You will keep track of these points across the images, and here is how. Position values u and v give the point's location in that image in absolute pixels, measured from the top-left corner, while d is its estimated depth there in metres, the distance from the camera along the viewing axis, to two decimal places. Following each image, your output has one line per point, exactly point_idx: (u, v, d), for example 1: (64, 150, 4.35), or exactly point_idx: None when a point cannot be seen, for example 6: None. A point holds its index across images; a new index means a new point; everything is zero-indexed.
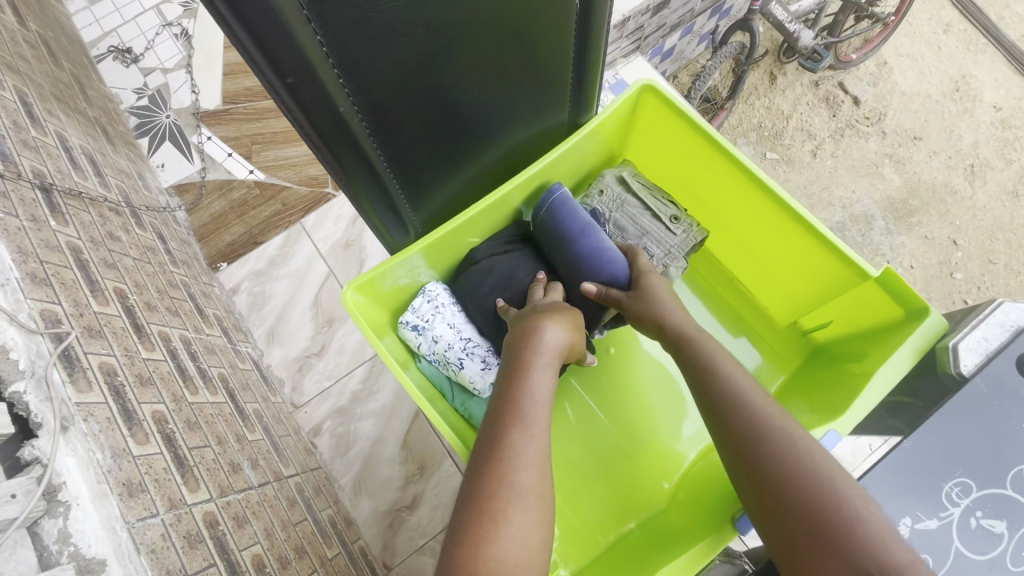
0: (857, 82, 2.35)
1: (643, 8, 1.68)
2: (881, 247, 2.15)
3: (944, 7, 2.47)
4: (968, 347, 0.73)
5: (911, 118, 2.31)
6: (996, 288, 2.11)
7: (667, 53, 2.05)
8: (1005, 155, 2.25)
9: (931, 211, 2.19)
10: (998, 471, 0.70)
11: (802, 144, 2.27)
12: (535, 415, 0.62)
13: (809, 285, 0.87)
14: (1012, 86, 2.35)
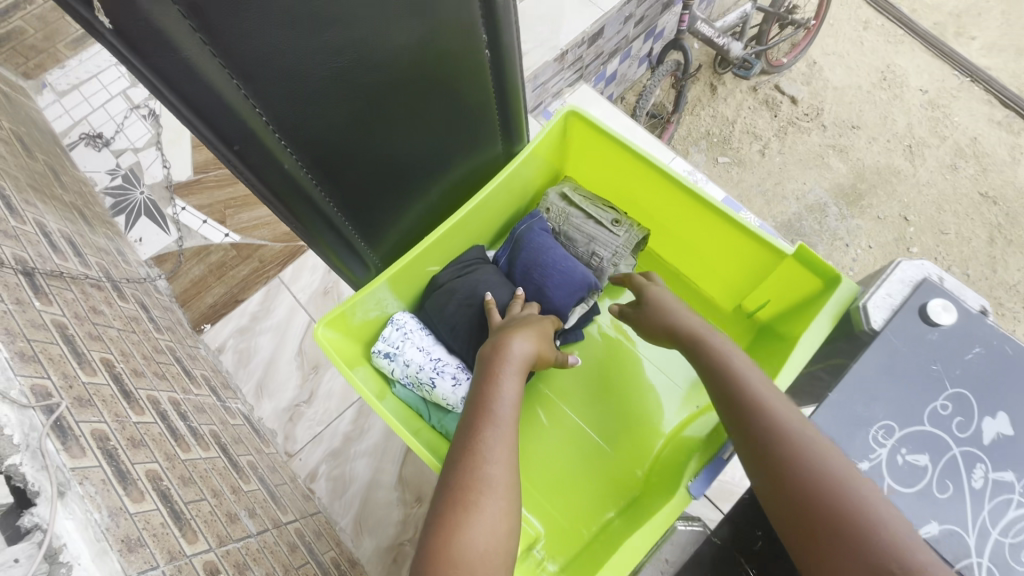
0: (793, 83, 2.51)
1: (579, 40, 1.82)
2: (838, 232, 2.25)
3: (860, 6, 2.66)
4: (876, 305, 0.76)
5: (846, 109, 2.46)
6: (952, 255, 2.21)
7: (610, 78, 2.20)
8: (939, 133, 2.40)
9: (879, 192, 2.31)
10: (913, 410, 0.71)
11: (750, 146, 2.40)
12: (501, 413, 0.68)
13: (742, 271, 0.95)
14: (934, 69, 2.52)
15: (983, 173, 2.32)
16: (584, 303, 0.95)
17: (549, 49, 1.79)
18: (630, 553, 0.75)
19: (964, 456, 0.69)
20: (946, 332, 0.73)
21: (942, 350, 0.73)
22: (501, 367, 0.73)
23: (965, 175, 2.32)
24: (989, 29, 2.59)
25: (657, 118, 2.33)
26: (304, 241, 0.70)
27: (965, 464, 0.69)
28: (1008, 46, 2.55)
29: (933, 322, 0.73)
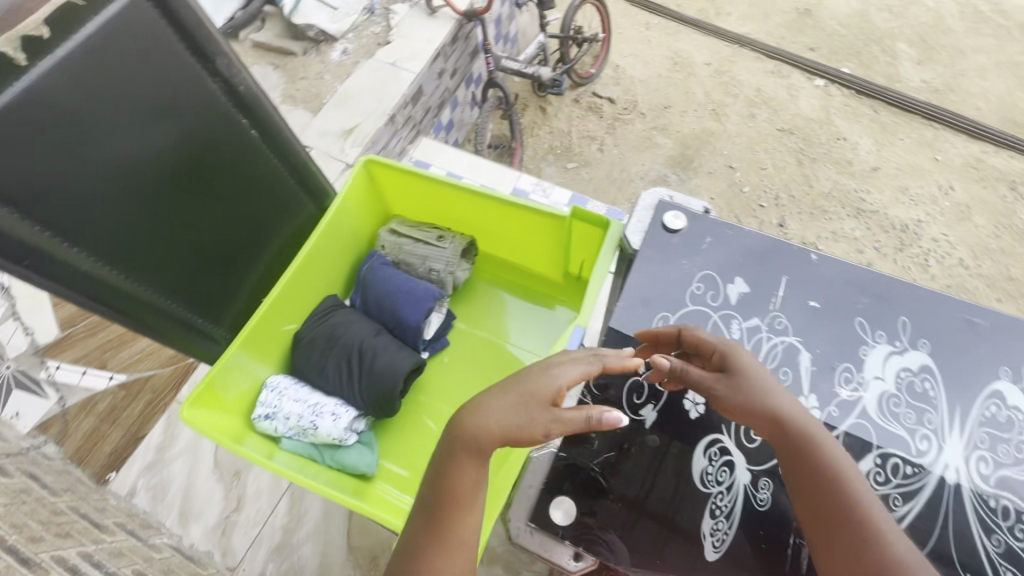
0: (607, 86, 2.88)
1: (402, 103, 2.02)
2: (684, 194, 2.57)
3: (638, 13, 3.13)
4: (632, 232, 1.21)
5: (655, 95, 2.85)
6: (777, 183, 2.58)
7: (448, 126, 2.43)
8: (731, 93, 2.84)
9: (704, 153, 2.67)
10: (679, 298, 1.09)
11: (589, 147, 2.71)
12: (459, 502, 0.80)
13: (545, 240, 1.24)
14: (710, 45, 3.00)
15: (775, 113, 2.76)
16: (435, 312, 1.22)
17: (378, 117, 1.97)
18: (493, 506, 1.06)
19: (718, 320, 1.07)
20: (686, 242, 1.13)
21: (687, 253, 1.12)
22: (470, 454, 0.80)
23: (763, 119, 2.75)
24: (739, 3, 3.14)
25: (503, 147, 2.58)
26: (138, 326, 1.01)
27: (719, 324, 1.06)
28: (759, 12, 3.09)
29: (671, 231, 1.14)
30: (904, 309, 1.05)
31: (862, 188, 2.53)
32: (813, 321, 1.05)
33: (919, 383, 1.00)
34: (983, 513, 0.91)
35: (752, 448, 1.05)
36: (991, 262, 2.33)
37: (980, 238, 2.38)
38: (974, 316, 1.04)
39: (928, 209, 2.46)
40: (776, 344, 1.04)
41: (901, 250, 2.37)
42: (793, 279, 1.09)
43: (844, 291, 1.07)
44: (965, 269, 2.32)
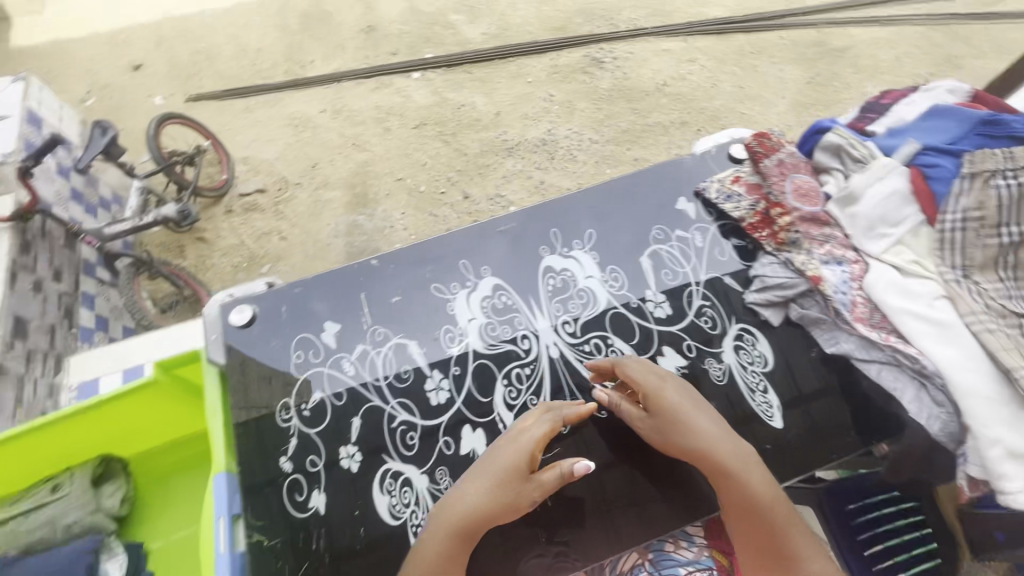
0: (249, 182, 2.77)
1: (5, 348, 1.60)
2: (379, 226, 2.65)
3: (231, 102, 3.05)
4: (215, 345, 1.13)
5: (297, 162, 2.84)
6: (442, 168, 2.81)
7: (102, 320, 2.04)
8: (358, 120, 2.96)
9: (372, 181, 2.77)
10: (286, 376, 1.11)
11: (272, 242, 2.61)
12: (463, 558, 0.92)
13: (155, 406, 1.31)
14: (313, 92, 3.07)
15: (402, 116, 2.97)
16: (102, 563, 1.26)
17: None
18: None
19: (324, 369, 1.12)
20: (253, 333, 1.14)
21: (275, 335, 1.14)
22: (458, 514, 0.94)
23: (396, 126, 2.94)
24: (312, 43, 3.23)
25: (182, 297, 2.28)
26: None
27: (326, 373, 1.12)
28: (333, 44, 3.22)
29: (246, 328, 1.13)
30: (461, 254, 1.22)
31: (499, 133, 2.90)
32: (398, 315, 1.16)
33: (499, 301, 1.18)
34: (583, 356, 1.13)
35: (414, 454, 1.07)
36: (608, 127, 2.90)
37: (591, 116, 2.93)
38: (505, 225, 1.24)
39: (549, 118, 2.94)
40: (383, 350, 1.13)
41: (552, 158, 2.81)
42: (373, 291, 1.18)
43: (418, 268, 1.20)
44: (597, 143, 2.85)
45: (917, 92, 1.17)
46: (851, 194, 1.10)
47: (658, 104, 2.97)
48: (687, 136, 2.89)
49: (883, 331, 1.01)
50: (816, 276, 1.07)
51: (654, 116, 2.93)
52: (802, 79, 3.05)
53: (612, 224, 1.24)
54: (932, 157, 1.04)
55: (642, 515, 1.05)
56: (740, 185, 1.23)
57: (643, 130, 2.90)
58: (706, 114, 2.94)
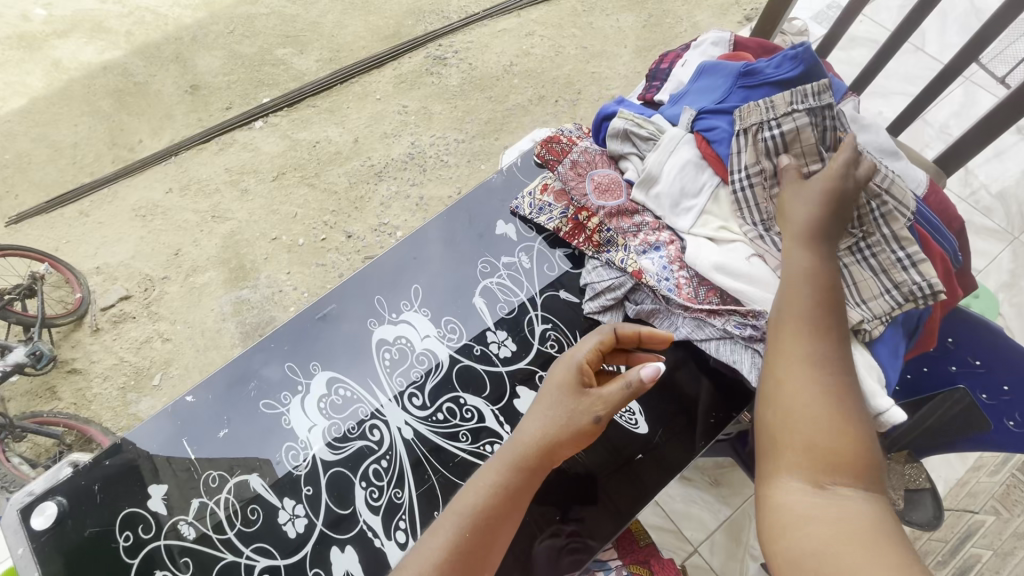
0: (109, 291, 2.47)
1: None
2: (267, 294, 2.47)
3: (57, 210, 2.68)
4: (24, 559, 0.85)
5: (156, 254, 2.56)
6: (316, 213, 2.63)
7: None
8: (210, 189, 2.70)
9: (245, 249, 2.56)
10: (114, 569, 0.88)
11: (155, 350, 2.38)
12: (488, 507, 0.75)
13: None
14: (150, 172, 2.76)
15: (257, 170, 2.74)
16: None
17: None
18: None
19: (161, 541, 0.90)
20: (60, 538, 0.88)
21: (85, 520, 0.89)
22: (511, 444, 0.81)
23: (254, 183, 2.71)
24: (131, 119, 2.89)
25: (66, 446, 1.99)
26: None
27: (162, 548, 0.89)
28: (156, 114, 2.89)
29: (42, 527, 0.87)
30: (283, 356, 1.04)
31: (364, 159, 2.75)
32: (235, 447, 0.97)
33: (335, 396, 1.02)
34: (438, 428, 0.99)
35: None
36: (470, 123, 2.83)
37: (450, 117, 2.85)
38: (322, 310, 1.08)
39: (409, 131, 2.82)
40: (224, 496, 0.93)
41: (424, 171, 2.72)
42: (199, 430, 0.98)
43: (254, 378, 1.02)
44: (463, 143, 2.79)
45: (687, 50, 1.11)
46: (649, 175, 0.96)
47: (512, 86, 2.93)
48: (549, 109, 2.86)
49: (711, 307, 0.90)
50: (636, 270, 0.94)
51: (512, 99, 2.89)
52: (637, 24, 3.10)
53: (427, 280, 1.11)
54: (707, 121, 0.96)
55: (576, 530, 0.92)
56: (548, 194, 1.11)
57: (505, 116, 2.85)
58: (560, 83, 2.93)
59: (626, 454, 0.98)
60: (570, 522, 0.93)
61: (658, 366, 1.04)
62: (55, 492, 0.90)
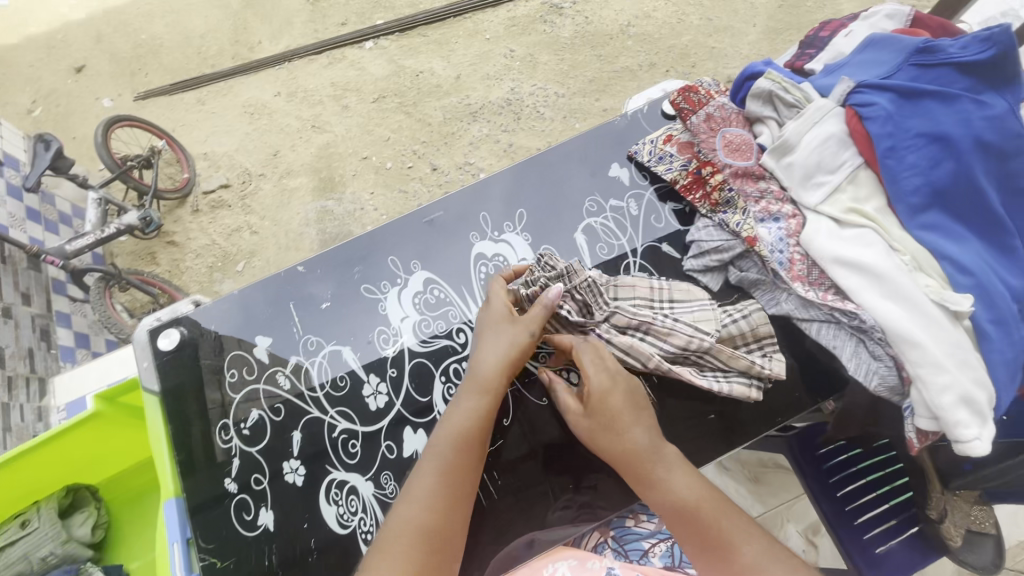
0: (213, 178, 2.67)
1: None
2: (350, 209, 2.58)
3: (181, 94, 2.88)
4: (143, 372, 0.84)
5: (255, 152, 2.71)
6: (407, 141, 2.69)
7: (83, 337, 1.99)
8: (315, 100, 2.81)
9: (336, 163, 2.67)
10: (215, 398, 0.85)
11: (243, 238, 2.57)
12: (468, 429, 0.77)
13: (95, 448, 0.97)
14: (264, 75, 2.89)
15: (360, 89, 2.81)
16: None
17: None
18: None
19: (258, 384, 0.86)
20: (176, 361, 0.86)
21: (197, 349, 0.87)
22: (467, 389, 0.80)
23: (355, 102, 2.78)
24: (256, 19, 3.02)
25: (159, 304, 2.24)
26: None
27: (258, 390, 0.86)
28: (278, 19, 3.01)
29: (165, 345, 0.86)
30: (388, 247, 0.93)
31: (461, 97, 2.76)
32: (340, 316, 0.89)
33: (430, 296, 0.92)
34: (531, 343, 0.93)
35: (358, 463, 0.84)
36: (574, 79, 2.76)
37: (554, 69, 2.79)
38: (429, 214, 0.94)
39: (511, 76, 2.79)
40: (292, 383, 0.86)
41: (519, 119, 2.71)
42: (280, 306, 0.90)
43: (344, 268, 0.92)
44: (562, 98, 2.73)
45: (855, 20, 1.00)
46: (785, 143, 0.82)
47: (625, 47, 2.80)
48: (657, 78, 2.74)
49: (820, 290, 0.78)
50: (750, 237, 0.81)
51: (622, 61, 2.78)
52: (773, 3, 2.85)
53: (554, 195, 0.96)
54: (868, 94, 0.80)
55: (587, 500, 0.88)
56: (671, 145, 0.92)
57: (610, 78, 2.75)
58: (674, 53, 2.78)
59: (689, 428, 0.87)
60: (580, 491, 0.88)
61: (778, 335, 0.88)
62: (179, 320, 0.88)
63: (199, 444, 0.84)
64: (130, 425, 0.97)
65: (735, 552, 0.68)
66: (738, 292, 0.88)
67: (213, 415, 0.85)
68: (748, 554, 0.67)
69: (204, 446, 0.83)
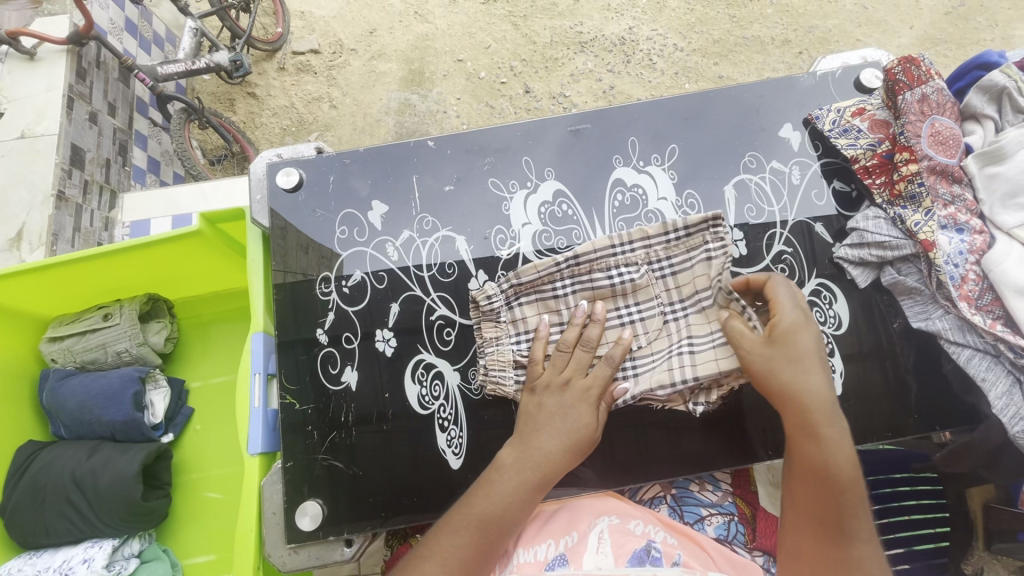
0: (305, 39, 1.91)
1: (65, 175, 1.21)
2: (430, 112, 1.80)
3: None
4: (257, 213, 0.77)
5: (350, 25, 1.90)
6: (507, 47, 1.85)
7: (155, 163, 1.58)
8: None
9: (431, 58, 1.85)
10: (329, 251, 0.76)
11: (293, 77, 1.89)
12: (512, 520, 0.59)
13: (185, 262, 0.89)
14: None
15: None
16: (153, 398, 0.89)
17: (41, 205, 1.17)
18: (245, 542, 0.63)
19: (374, 249, 0.76)
20: (297, 205, 0.77)
21: (320, 197, 0.77)
22: (531, 472, 0.60)
23: None
24: None
25: (229, 150, 1.80)
26: None
27: (371, 254, 0.76)
28: None
29: (289, 188, 0.77)
30: (526, 142, 0.78)
31: (573, 22, 1.84)
32: (463, 206, 0.76)
33: (559, 211, 0.75)
34: None
35: (452, 350, 0.73)
36: (698, 35, 1.81)
37: (680, 18, 1.82)
38: (579, 121, 0.78)
39: (631, 13, 1.83)
40: (364, 274, 0.75)
41: (629, 62, 1.80)
42: (379, 180, 0.78)
43: (460, 154, 0.78)
44: (680, 54, 1.80)
45: None
46: (1001, 149, 0.62)
47: (762, 14, 1.81)
48: (787, 61, 1.79)
49: (989, 317, 0.60)
50: (927, 241, 0.62)
51: (757, 31, 1.80)
52: (940, 8, 1.80)
53: (752, 132, 0.76)
54: None
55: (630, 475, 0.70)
56: (862, 119, 0.70)
57: (735, 46, 1.80)
58: (824, 43, 1.80)
59: None
60: None
61: (929, 369, 0.68)
62: (307, 165, 0.78)
63: (311, 279, 0.75)
64: (227, 248, 0.88)
65: (848, 544, 0.55)
66: (884, 296, 0.70)
67: (317, 271, 0.75)
68: (861, 553, 0.55)
69: (306, 291, 0.75)
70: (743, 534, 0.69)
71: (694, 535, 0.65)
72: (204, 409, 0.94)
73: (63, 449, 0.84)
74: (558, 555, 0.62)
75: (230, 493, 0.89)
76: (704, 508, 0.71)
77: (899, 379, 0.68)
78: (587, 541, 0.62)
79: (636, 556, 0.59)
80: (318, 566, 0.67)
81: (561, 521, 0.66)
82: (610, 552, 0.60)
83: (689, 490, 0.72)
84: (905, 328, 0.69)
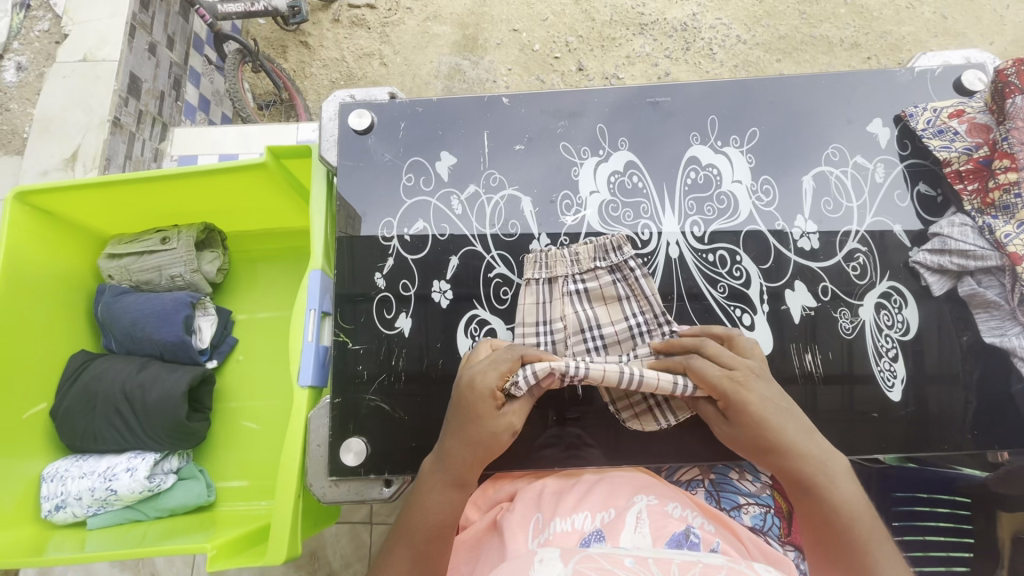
0: None
1: (122, 102, 1.22)
2: (479, 80, 1.77)
3: None
4: (327, 149, 0.77)
5: None
6: (564, 20, 1.80)
7: (205, 102, 1.57)
8: None
9: (486, 25, 1.81)
10: (393, 197, 0.76)
11: (345, 30, 1.87)
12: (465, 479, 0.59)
13: (244, 194, 0.90)
14: None
15: None
16: (203, 322, 0.92)
17: (98, 128, 1.18)
18: (290, 470, 0.65)
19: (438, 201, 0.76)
20: (366, 147, 0.77)
21: (388, 142, 0.77)
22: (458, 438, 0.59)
23: None
24: None
25: (277, 97, 1.81)
26: None
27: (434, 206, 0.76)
28: None
29: (359, 130, 0.76)
30: (601, 109, 0.76)
31: (636, 2, 1.78)
32: (529, 169, 0.75)
33: (629, 183, 0.74)
34: (760, 272, 0.70)
35: (506, 309, 0.73)
36: (763, 29, 1.74)
37: (747, 8, 1.75)
38: (656, 94, 0.76)
39: None
40: (426, 225, 0.75)
41: (687, 50, 1.74)
42: (449, 132, 0.77)
43: (531, 114, 0.77)
44: (742, 46, 1.73)
45: None
46: None
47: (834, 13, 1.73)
48: (853, 65, 1.70)
49: None
50: (1017, 254, 0.61)
51: (826, 30, 1.72)
52: None
53: (838, 124, 0.73)
54: None
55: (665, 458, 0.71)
56: (960, 121, 0.68)
57: (801, 44, 1.73)
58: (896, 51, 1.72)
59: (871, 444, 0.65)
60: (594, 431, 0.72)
61: (989, 388, 0.66)
62: (378, 109, 0.78)
63: (342, 237, 0.75)
64: (289, 187, 0.88)
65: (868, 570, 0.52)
66: (956, 308, 0.67)
67: (378, 216, 0.76)
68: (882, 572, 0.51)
69: (366, 234, 0.75)
70: (779, 527, 0.69)
71: (732, 525, 0.64)
72: (251, 341, 0.96)
73: (113, 361, 0.86)
74: (596, 529, 0.59)
75: (267, 424, 0.92)
76: (742, 497, 0.70)
77: (959, 395, 0.66)
78: (625, 519, 0.60)
79: (675, 540, 0.58)
80: (356, 502, 0.69)
81: (598, 497, 0.65)
82: (648, 534, 0.59)
83: (728, 478, 0.72)
84: (973, 343, 0.67)
